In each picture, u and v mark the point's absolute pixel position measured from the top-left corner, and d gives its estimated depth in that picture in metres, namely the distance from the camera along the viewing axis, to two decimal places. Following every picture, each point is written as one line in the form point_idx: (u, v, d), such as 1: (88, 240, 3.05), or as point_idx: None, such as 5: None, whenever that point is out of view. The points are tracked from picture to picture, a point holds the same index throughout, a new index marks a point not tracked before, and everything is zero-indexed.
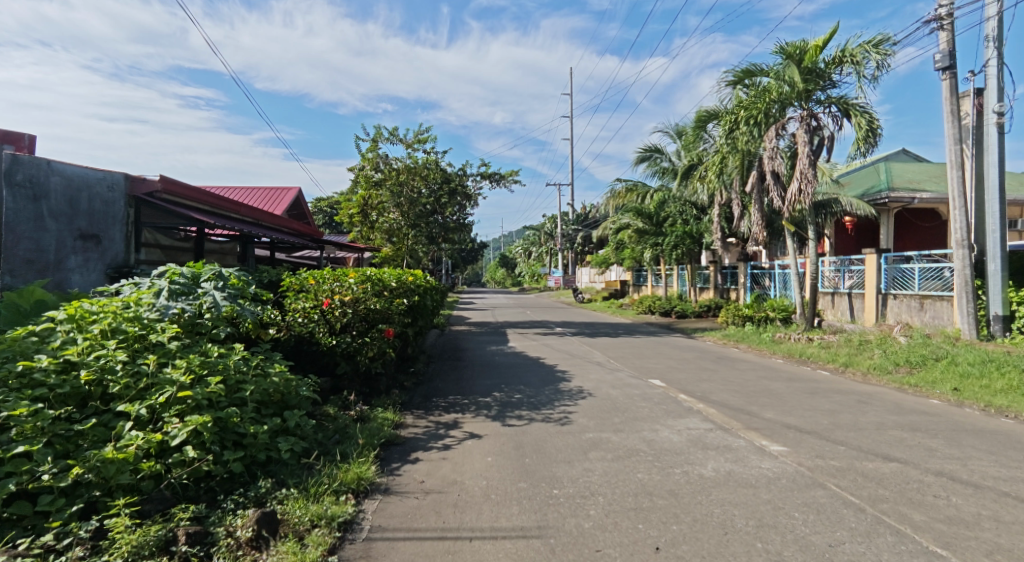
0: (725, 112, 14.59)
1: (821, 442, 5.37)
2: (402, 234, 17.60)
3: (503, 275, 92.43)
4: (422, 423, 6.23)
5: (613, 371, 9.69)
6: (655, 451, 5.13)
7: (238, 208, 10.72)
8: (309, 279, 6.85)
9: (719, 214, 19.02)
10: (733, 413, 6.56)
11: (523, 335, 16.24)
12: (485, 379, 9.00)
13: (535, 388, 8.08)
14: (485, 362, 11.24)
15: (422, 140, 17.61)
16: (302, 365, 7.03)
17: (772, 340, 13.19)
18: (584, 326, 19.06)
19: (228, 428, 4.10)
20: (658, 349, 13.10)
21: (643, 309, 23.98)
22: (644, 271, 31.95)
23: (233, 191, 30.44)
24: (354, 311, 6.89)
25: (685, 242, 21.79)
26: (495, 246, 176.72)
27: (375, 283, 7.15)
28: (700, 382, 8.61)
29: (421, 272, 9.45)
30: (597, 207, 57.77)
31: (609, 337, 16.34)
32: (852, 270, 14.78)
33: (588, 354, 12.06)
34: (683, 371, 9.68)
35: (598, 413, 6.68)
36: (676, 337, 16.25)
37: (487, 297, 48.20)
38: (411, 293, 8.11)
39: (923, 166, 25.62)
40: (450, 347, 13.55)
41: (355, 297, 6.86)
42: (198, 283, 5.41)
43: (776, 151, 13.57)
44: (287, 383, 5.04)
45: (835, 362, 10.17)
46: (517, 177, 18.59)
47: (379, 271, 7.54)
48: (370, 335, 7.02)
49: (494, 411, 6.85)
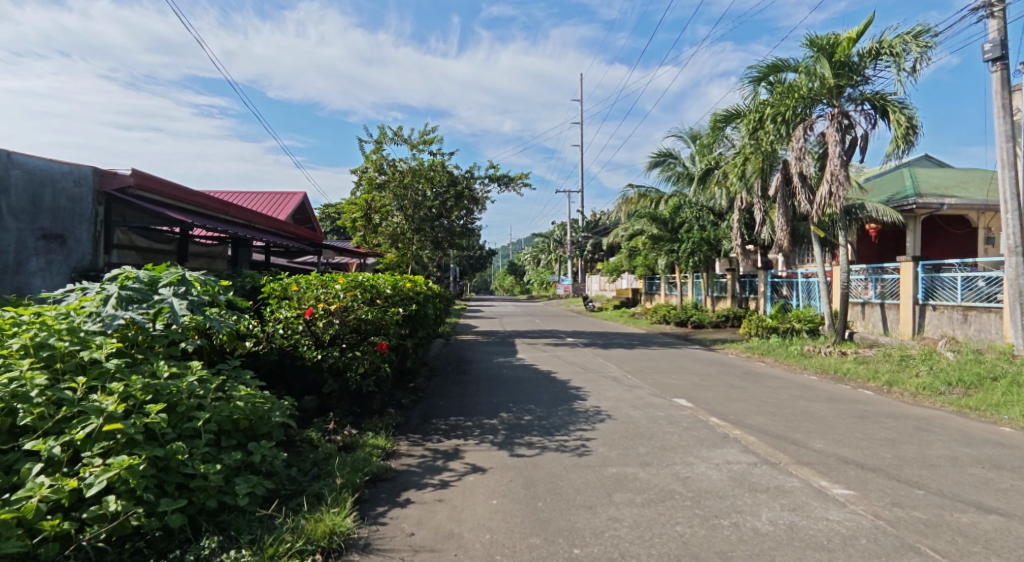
0: (749, 110, 13.72)
1: (892, 483, 4.48)
2: (407, 239, 16.85)
3: (512, 283, 91.72)
4: (417, 452, 5.41)
5: (632, 387, 8.83)
6: (694, 494, 4.26)
7: (226, 207, 10.00)
8: (292, 285, 6.06)
9: (738, 220, 18.13)
10: (777, 441, 5.69)
11: (533, 346, 15.41)
12: (492, 397, 8.17)
13: (547, 409, 7.24)
14: (492, 376, 10.42)
15: (428, 141, 16.87)
16: (284, 383, 6.25)
17: (801, 354, 12.27)
18: (596, 337, 18.21)
19: (169, 469, 3.31)
20: (677, 362, 12.22)
21: (658, 319, 23.10)
22: (657, 279, 31.04)
23: (238, 195, 29.87)
24: (343, 322, 6.08)
25: (702, 250, 20.90)
26: (504, 253, 176.11)
27: (367, 290, 6.33)
28: (730, 402, 7.75)
29: (420, 279, 8.64)
30: (607, 214, 56.92)
31: (624, 348, 15.48)
32: (884, 279, 13.84)
33: (602, 367, 11.20)
34: (708, 388, 8.82)
35: (620, 440, 5.83)
36: (695, 348, 15.36)
37: (495, 304, 47.46)
38: (409, 301, 7.30)
39: (949, 171, 24.57)
40: (455, 359, 12.72)
41: (344, 306, 6.05)
42: (156, 289, 4.59)
43: (804, 151, 12.63)
44: (255, 408, 4.24)
45: (876, 380, 9.25)
46: (527, 180, 17.81)
47: (372, 276, 6.73)
48: (361, 349, 6.22)
49: (501, 437, 6.02)
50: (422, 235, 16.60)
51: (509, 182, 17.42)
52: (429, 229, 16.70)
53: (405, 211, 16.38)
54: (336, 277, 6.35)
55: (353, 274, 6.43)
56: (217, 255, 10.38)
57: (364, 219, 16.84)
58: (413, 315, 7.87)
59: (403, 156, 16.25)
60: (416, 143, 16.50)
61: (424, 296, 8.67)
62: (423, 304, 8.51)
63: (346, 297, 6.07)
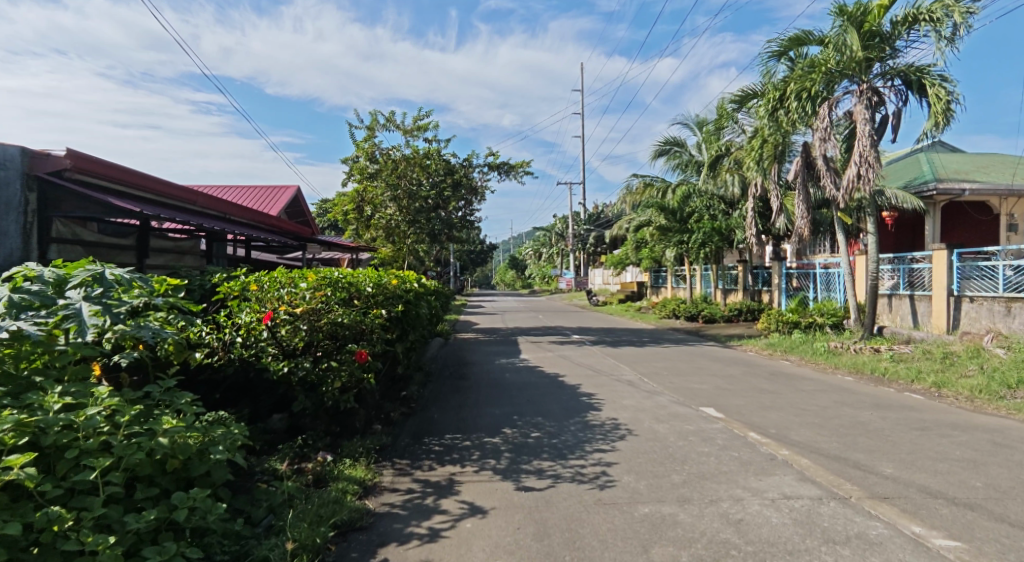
0: (768, 88, 12.65)
1: (1005, 528, 3.50)
2: (402, 232, 15.86)
3: (512, 277, 90.88)
4: (403, 486, 4.47)
5: (650, 394, 7.84)
6: (755, 548, 3.28)
7: (192, 194, 9.10)
8: (252, 283, 5.12)
9: (752, 208, 17.11)
10: (837, 466, 4.71)
11: (536, 345, 14.42)
12: (494, 408, 7.23)
13: (557, 424, 6.28)
14: (493, 381, 9.45)
15: (422, 127, 15.86)
16: (246, 401, 5.36)
17: (827, 351, 11.28)
18: (603, 333, 17.22)
19: (42, 546, 2.43)
20: (695, 362, 11.23)
21: (666, 313, 22.10)
22: (663, 272, 30.03)
23: (230, 190, 28.84)
24: (313, 326, 5.11)
25: (713, 240, 19.89)
26: (505, 248, 175.04)
27: (342, 289, 5.36)
28: (764, 411, 6.76)
29: (410, 274, 7.66)
30: (609, 206, 55.79)
31: (634, 346, 14.50)
32: (914, 269, 12.81)
33: (613, 369, 10.21)
34: (736, 394, 7.83)
35: (647, 465, 4.86)
36: (710, 345, 14.37)
37: (497, 299, 46.64)
38: (398, 300, 6.33)
39: (969, 156, 23.44)
40: (452, 361, 11.76)
41: (314, 307, 5.08)
42: (63, 292, 3.66)
43: (829, 131, 11.60)
44: (186, 443, 3.34)
45: (922, 382, 8.25)
46: (528, 168, 16.77)
47: (351, 272, 5.75)
48: (337, 358, 5.26)
49: (504, 462, 5.07)
50: (417, 227, 15.61)
51: (509, 170, 16.41)
52: (425, 221, 15.71)
53: (399, 202, 15.39)
54: (306, 272, 5.38)
55: (326, 269, 5.46)
56: (188, 249, 9.46)
57: (356, 212, 15.83)
58: (403, 314, 6.91)
59: (396, 143, 15.23)
60: (410, 130, 15.48)
61: (416, 294, 7.71)
62: (416, 303, 7.54)
63: (317, 298, 5.10)
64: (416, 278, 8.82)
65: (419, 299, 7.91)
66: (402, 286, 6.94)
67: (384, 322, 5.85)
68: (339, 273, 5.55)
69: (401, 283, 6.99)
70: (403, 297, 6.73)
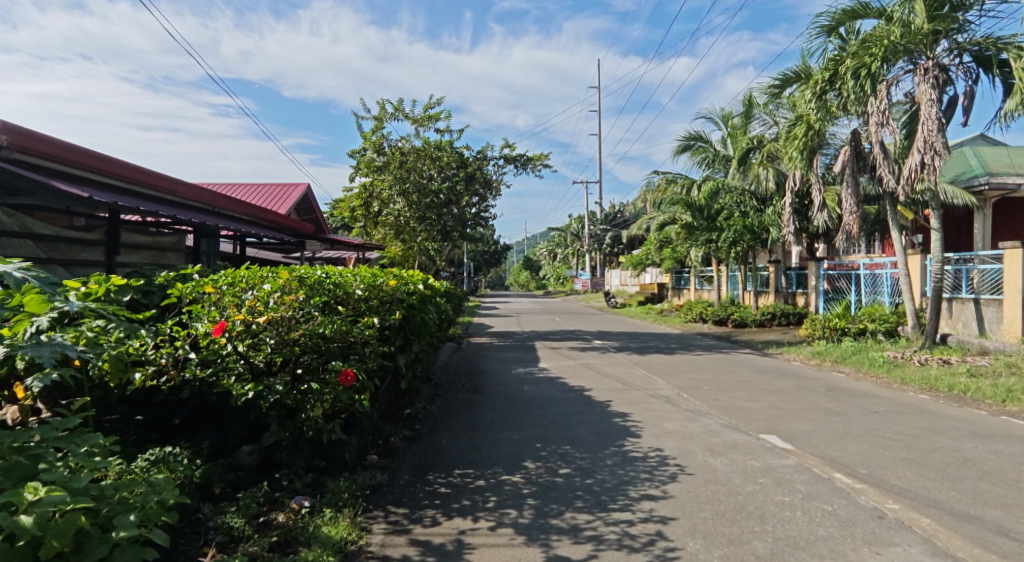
0: (817, 69, 11.40)
1: None
2: (412, 229, 14.83)
3: (527, 278, 89.83)
4: (396, 554, 3.38)
5: (695, 416, 6.67)
6: None
7: (173, 183, 8.23)
8: (210, 284, 4.08)
9: (789, 203, 15.85)
10: (973, 531, 3.52)
11: (557, 352, 13.29)
12: (513, 432, 6.14)
13: (590, 458, 5.16)
14: (512, 395, 8.35)
15: (433, 117, 14.82)
16: (208, 431, 4.30)
17: (887, 362, 10.01)
18: (627, 339, 16.02)
19: None
20: (735, 374, 10.03)
21: (693, 317, 20.84)
22: (686, 273, 28.72)
23: (238, 188, 28.03)
24: (286, 337, 4.04)
25: (744, 239, 18.63)
26: (519, 249, 173.88)
27: (322, 292, 4.29)
28: (841, 442, 5.56)
29: (417, 276, 6.59)
30: (626, 205, 54.42)
31: (664, 353, 13.31)
32: (980, 270, 11.48)
33: (646, 382, 9.04)
34: (797, 417, 6.63)
35: (715, 524, 3.70)
36: (747, 353, 13.13)
37: (512, 300, 45.71)
38: (399, 304, 5.25)
39: (1018, 150, 21.89)
40: (465, 370, 10.68)
41: (286, 312, 4.01)
42: None
43: (887, 114, 10.40)
44: (74, 519, 2.25)
45: (1016, 403, 6.99)
46: (546, 161, 15.67)
47: (338, 273, 4.68)
48: (317, 378, 4.20)
49: (527, 514, 3.95)
50: (428, 224, 14.55)
51: (527, 163, 15.32)
52: (437, 218, 14.64)
53: (408, 197, 14.36)
54: (279, 269, 4.32)
55: (305, 268, 4.39)
56: (173, 244, 8.51)
57: (363, 207, 14.83)
58: (405, 320, 5.84)
59: (406, 134, 14.22)
60: (420, 120, 14.47)
61: (424, 297, 6.67)
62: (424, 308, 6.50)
63: (291, 301, 4.03)
64: (426, 280, 7.79)
65: (427, 304, 6.85)
66: (405, 289, 5.89)
67: (379, 332, 4.78)
68: (322, 273, 4.50)
69: (405, 285, 5.93)
70: (404, 299, 5.65)
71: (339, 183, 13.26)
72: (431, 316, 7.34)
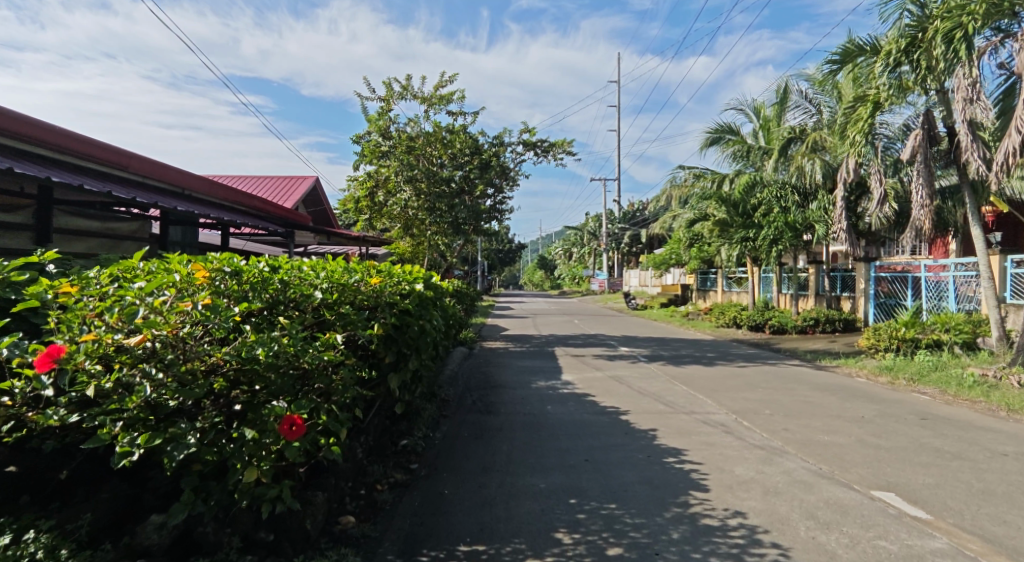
0: (892, 39, 9.83)
1: None
2: (421, 222, 13.40)
3: (542, 277, 88.49)
4: None
5: (771, 457, 5.17)
6: None
7: (123, 157, 7.00)
8: (84, 286, 2.67)
9: (840, 197, 14.34)
10: None
11: (582, 360, 11.85)
12: (538, 479, 4.71)
13: (650, 530, 3.70)
14: (532, 418, 6.91)
15: (444, 99, 13.40)
16: (99, 498, 2.88)
17: (977, 381, 8.43)
18: (657, 346, 14.52)
19: None
20: (796, 392, 8.49)
21: (725, 322, 19.28)
22: (713, 273, 27.10)
23: (245, 179, 26.93)
24: (190, 362, 2.60)
25: (784, 238, 17.00)
26: (534, 248, 172.41)
27: (251, 298, 2.90)
28: (991, 508, 4.02)
29: (417, 275, 5.17)
30: (646, 203, 52.72)
31: (702, 363, 11.80)
32: None
33: (693, 404, 7.55)
34: (905, 461, 5.09)
35: None
36: (797, 365, 11.57)
37: (527, 300, 44.57)
38: (387, 311, 3.86)
39: None
40: (477, 383, 9.26)
41: (192, 325, 2.60)
42: None
43: (978, 89, 8.75)
44: None
45: None
46: (569, 149, 14.20)
47: (287, 272, 3.26)
48: (252, 420, 2.77)
49: None
50: (437, 216, 13.11)
51: (548, 151, 13.86)
52: (449, 209, 13.14)
53: (415, 184, 12.87)
54: (190, 262, 2.93)
55: (233, 263, 3.01)
56: (131, 232, 7.20)
57: (368, 198, 13.44)
58: (398, 330, 4.44)
59: (415, 116, 12.79)
60: (430, 101, 13.04)
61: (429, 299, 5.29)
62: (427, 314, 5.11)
63: (200, 307, 2.62)
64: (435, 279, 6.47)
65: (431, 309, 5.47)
66: (398, 290, 4.50)
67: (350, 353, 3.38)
68: (259, 269, 3.11)
69: (398, 286, 4.55)
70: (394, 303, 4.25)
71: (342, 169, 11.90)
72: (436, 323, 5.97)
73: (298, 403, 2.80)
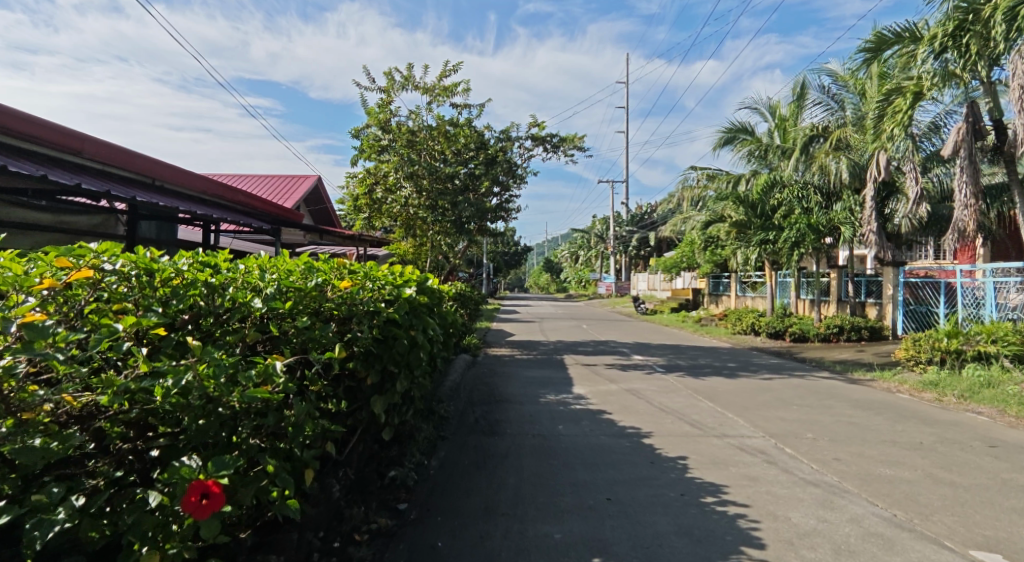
0: (943, 20, 9.04)
1: None
2: (423, 221, 12.59)
3: (548, 281, 87.69)
4: None
5: (832, 500, 4.30)
6: None
7: (82, 140, 6.17)
8: None
9: (869, 196, 13.84)
10: None
11: (594, 370, 11.00)
12: (553, 527, 3.89)
13: None
14: (541, 443, 6.08)
15: (449, 90, 12.61)
16: None
17: None
18: (672, 355, 13.64)
19: None
20: (837, 411, 7.59)
21: (742, 328, 18.37)
22: (726, 277, 26.20)
23: (247, 178, 26.30)
24: (29, 412, 1.71)
25: (807, 240, 16.09)
26: (540, 251, 171.49)
27: (156, 311, 2.10)
28: None
29: (412, 280, 4.37)
30: (654, 206, 51.87)
31: (724, 375, 10.91)
32: None
33: (723, 424, 6.68)
34: (995, 505, 4.22)
35: None
36: (828, 378, 10.66)
37: (533, 304, 43.71)
38: (365, 324, 3.04)
39: None
40: (480, 396, 8.41)
41: (13, 357, 1.70)
42: None
43: None
44: None
45: None
46: (581, 144, 13.35)
47: (224, 277, 2.46)
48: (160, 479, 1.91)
49: None
50: (439, 214, 12.21)
51: (558, 146, 13.04)
52: (452, 207, 12.24)
53: (416, 180, 12.13)
54: (67, 256, 2.09)
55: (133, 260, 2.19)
56: (91, 227, 6.54)
57: (366, 195, 12.60)
58: (381, 345, 3.62)
59: (416, 107, 11.96)
60: (433, 91, 12.21)
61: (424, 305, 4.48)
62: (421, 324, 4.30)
63: (24, 329, 1.72)
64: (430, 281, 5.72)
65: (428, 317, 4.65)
66: (380, 294, 3.66)
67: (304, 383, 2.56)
68: (178, 272, 2.31)
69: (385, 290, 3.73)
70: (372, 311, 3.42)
71: (351, 161, 11.43)
72: (434, 333, 5.16)
73: (215, 463, 1.88)
